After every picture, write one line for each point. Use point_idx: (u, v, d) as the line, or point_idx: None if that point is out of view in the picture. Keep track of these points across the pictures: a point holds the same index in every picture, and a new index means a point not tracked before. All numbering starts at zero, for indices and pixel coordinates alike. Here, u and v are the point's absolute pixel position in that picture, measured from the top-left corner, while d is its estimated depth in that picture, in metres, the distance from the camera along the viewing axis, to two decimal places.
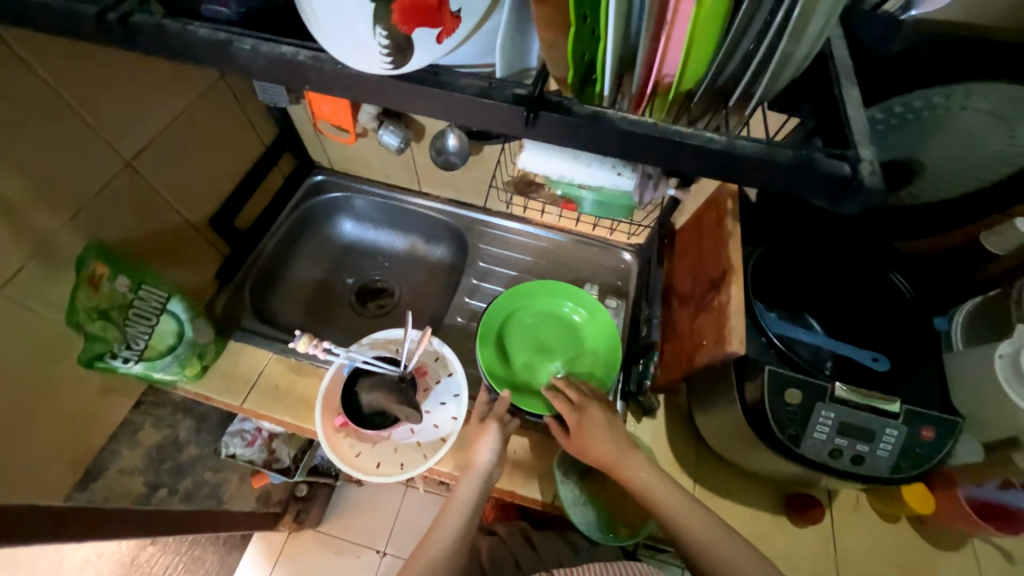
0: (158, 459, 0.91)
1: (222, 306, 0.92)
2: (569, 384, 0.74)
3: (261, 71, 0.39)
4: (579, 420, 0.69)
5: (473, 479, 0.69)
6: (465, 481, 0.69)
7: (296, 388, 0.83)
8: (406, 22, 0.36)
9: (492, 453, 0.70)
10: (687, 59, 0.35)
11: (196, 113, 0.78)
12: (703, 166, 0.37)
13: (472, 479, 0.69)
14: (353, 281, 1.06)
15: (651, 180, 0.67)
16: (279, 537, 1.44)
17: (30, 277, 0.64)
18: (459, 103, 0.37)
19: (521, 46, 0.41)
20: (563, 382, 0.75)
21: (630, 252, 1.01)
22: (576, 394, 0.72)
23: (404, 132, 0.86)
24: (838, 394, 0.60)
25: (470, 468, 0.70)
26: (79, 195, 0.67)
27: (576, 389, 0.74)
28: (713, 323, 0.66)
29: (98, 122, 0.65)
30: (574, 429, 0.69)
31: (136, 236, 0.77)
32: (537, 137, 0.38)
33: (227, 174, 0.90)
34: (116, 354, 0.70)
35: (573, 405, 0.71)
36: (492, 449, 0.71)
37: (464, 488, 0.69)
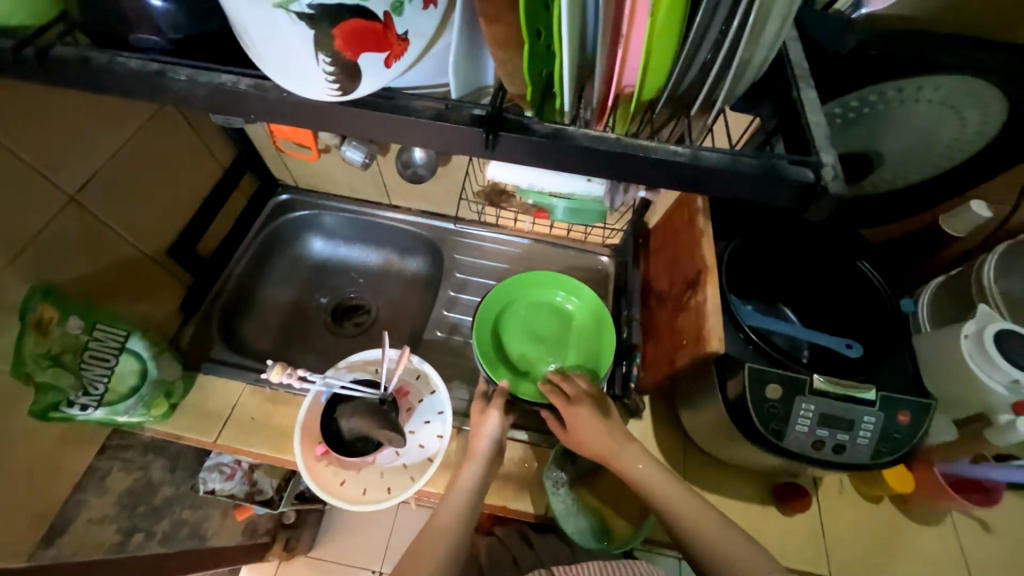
0: (132, 502, 0.86)
1: (189, 338, 0.88)
2: (567, 377, 0.74)
3: (201, 102, 0.37)
4: (577, 408, 0.69)
5: (475, 467, 0.68)
6: (467, 468, 0.68)
7: (272, 419, 0.80)
8: (351, 47, 0.33)
9: (495, 440, 0.70)
10: (647, 68, 0.34)
11: (144, 139, 0.74)
12: (669, 178, 0.37)
13: (474, 466, 0.68)
14: (327, 300, 1.03)
15: (620, 184, 0.66)
16: (269, 567, 1.41)
17: None
18: (415, 127, 0.36)
19: (474, 66, 0.39)
20: (560, 376, 0.74)
21: (606, 254, 1.01)
22: (574, 387, 0.71)
23: (367, 147, 0.83)
24: (817, 385, 0.61)
25: (472, 456, 0.69)
26: (19, 237, 0.62)
27: (573, 382, 0.73)
28: (692, 322, 0.67)
29: (33, 156, 0.61)
30: (574, 417, 0.68)
31: (88, 274, 0.72)
32: (499, 158, 0.37)
33: (183, 200, 0.86)
34: (73, 402, 0.66)
35: (570, 398, 0.70)
36: (494, 437, 0.70)
37: (467, 475, 0.68)
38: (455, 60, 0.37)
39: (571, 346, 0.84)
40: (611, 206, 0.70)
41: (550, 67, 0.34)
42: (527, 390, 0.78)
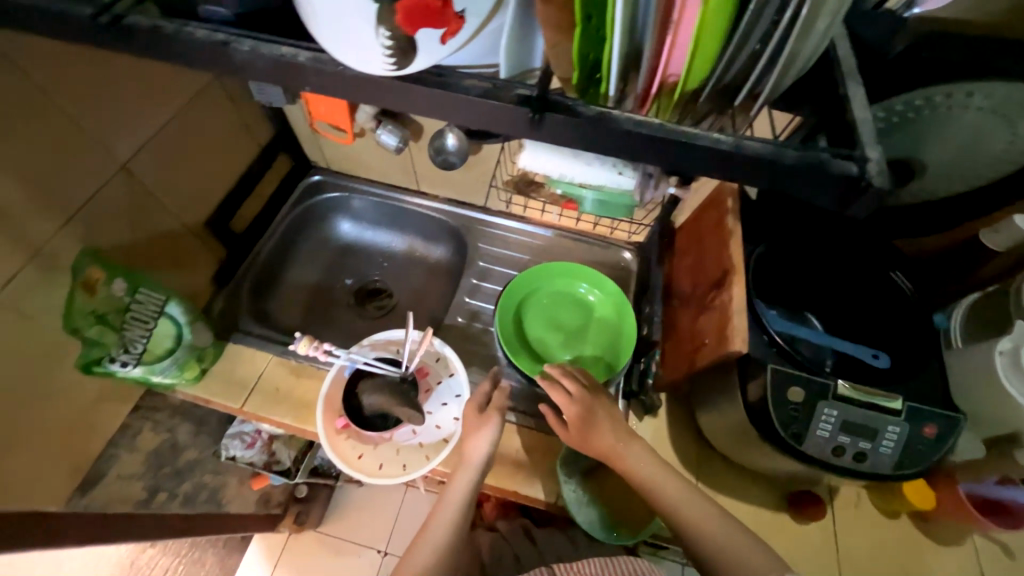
0: (157, 463, 0.90)
1: (220, 310, 0.92)
2: (566, 373, 0.71)
3: (260, 72, 0.38)
4: (578, 410, 0.67)
5: (466, 474, 0.69)
6: (460, 476, 0.69)
7: (295, 392, 0.83)
8: (410, 22, 0.33)
9: (486, 451, 0.69)
10: (695, 56, 0.35)
11: (190, 114, 0.77)
12: (710, 165, 0.37)
13: (466, 473, 0.69)
14: (351, 282, 1.06)
15: (651, 180, 0.69)
16: (280, 538, 1.46)
17: (28, 282, 0.61)
18: (462, 101, 0.37)
19: (525, 46, 0.39)
20: (559, 370, 0.71)
21: (629, 251, 1.01)
22: (575, 385, 0.68)
23: (401, 132, 0.85)
24: (840, 391, 0.60)
25: (464, 463, 0.69)
26: (73, 201, 0.65)
27: (573, 379, 0.70)
28: (716, 322, 0.68)
29: (91, 125, 0.63)
30: (577, 417, 0.67)
31: (132, 242, 0.75)
32: (543, 138, 0.37)
33: (222, 175, 0.88)
34: (114, 358, 0.70)
35: (572, 397, 0.68)
36: (486, 446, 0.69)
37: (459, 483, 0.68)
38: (506, 40, 0.38)
39: (590, 338, 0.85)
40: (640, 200, 0.72)
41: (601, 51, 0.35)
42: None
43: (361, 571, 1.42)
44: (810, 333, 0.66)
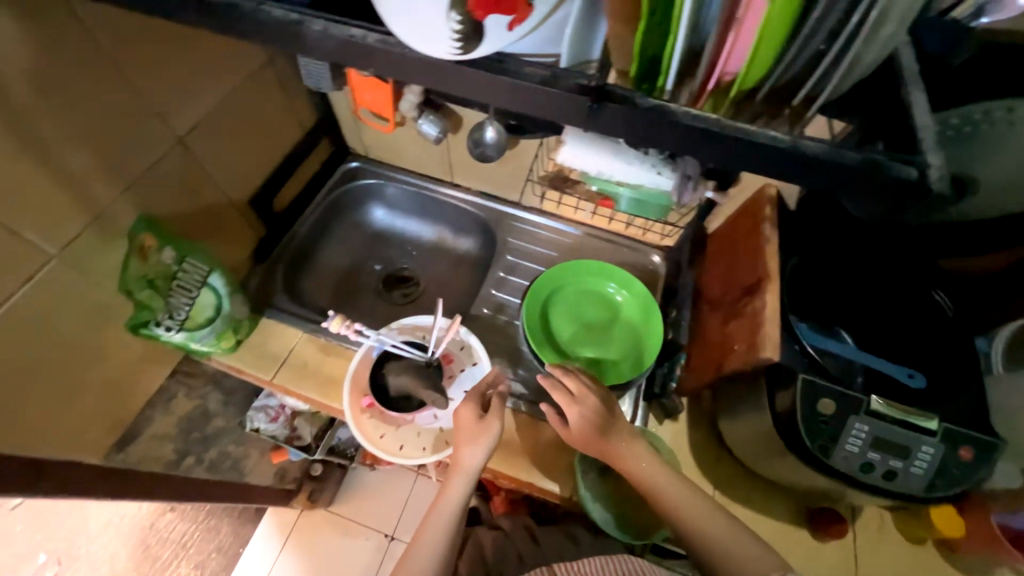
0: (187, 428, 0.93)
1: (255, 285, 0.95)
2: (569, 373, 0.71)
3: (329, 52, 0.40)
4: (580, 412, 0.67)
5: (462, 480, 0.69)
6: (455, 480, 0.70)
7: (322, 368, 0.85)
8: (481, 7, 0.34)
9: (480, 458, 0.69)
10: (758, 51, 0.34)
11: (244, 94, 0.80)
12: (767, 164, 0.37)
13: (461, 479, 0.70)
14: (380, 268, 1.08)
15: (690, 181, 0.70)
16: (291, 514, 1.49)
17: (87, 243, 0.64)
18: (522, 88, 0.38)
19: (588, 35, 0.39)
20: (562, 370, 0.71)
21: (659, 254, 1.00)
22: (578, 386, 0.69)
23: (443, 122, 0.87)
24: (873, 407, 0.59)
25: (459, 468, 0.70)
26: (134, 170, 0.68)
27: (577, 379, 0.70)
28: (746, 328, 0.67)
29: (155, 98, 0.66)
30: (579, 419, 0.67)
31: (181, 212, 0.78)
32: (598, 128, 0.38)
33: (267, 155, 0.92)
34: (159, 322, 0.72)
35: (574, 398, 0.68)
36: (482, 452, 0.69)
37: (455, 488, 0.70)
38: (573, 27, 0.38)
39: (615, 336, 0.85)
40: (677, 201, 0.72)
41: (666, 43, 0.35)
42: None
43: (368, 553, 1.44)
44: (843, 348, 0.64)
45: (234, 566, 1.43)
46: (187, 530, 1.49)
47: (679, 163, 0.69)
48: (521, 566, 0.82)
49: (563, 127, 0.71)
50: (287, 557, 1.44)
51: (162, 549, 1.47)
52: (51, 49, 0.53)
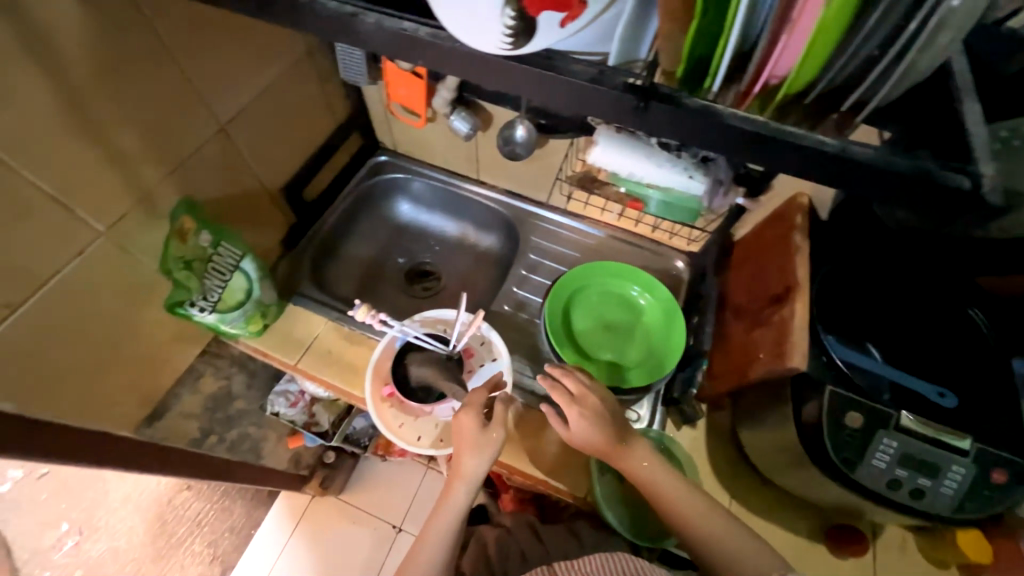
0: (211, 407, 0.95)
1: (283, 272, 0.97)
2: (568, 373, 0.70)
3: (381, 45, 0.41)
4: (580, 413, 0.67)
5: (464, 487, 0.69)
6: (458, 488, 0.70)
7: (345, 356, 0.87)
8: (535, 4, 0.35)
9: (484, 468, 0.69)
10: (808, 55, 0.34)
11: (283, 85, 0.82)
12: (812, 167, 0.37)
13: (463, 486, 0.69)
14: (403, 262, 1.10)
15: (722, 186, 0.71)
16: (302, 500, 1.51)
17: (132, 223, 0.67)
18: (570, 85, 0.38)
19: (638, 34, 0.39)
20: (561, 370, 0.70)
21: (683, 259, 1.00)
22: (577, 386, 0.68)
23: (474, 119, 0.89)
24: (903, 423, 0.58)
25: (461, 477, 0.69)
26: (179, 154, 0.70)
27: (577, 379, 0.69)
28: (772, 336, 0.67)
29: (202, 85, 0.68)
30: (580, 422, 0.67)
31: (219, 197, 0.80)
32: (642, 127, 0.39)
33: (302, 146, 0.94)
34: (194, 303, 0.74)
35: (573, 398, 0.67)
36: (485, 462, 0.68)
37: (457, 494, 0.70)
38: (623, 25, 0.38)
39: (636, 339, 0.85)
40: (707, 206, 0.72)
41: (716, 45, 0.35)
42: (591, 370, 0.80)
43: (376, 543, 1.46)
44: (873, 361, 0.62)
45: (246, 546, 1.46)
46: (202, 508, 1.53)
47: (710, 168, 0.69)
48: (524, 565, 0.80)
49: (595, 128, 0.72)
50: (296, 542, 1.46)
51: (178, 526, 1.51)
52: (114, 35, 0.56)
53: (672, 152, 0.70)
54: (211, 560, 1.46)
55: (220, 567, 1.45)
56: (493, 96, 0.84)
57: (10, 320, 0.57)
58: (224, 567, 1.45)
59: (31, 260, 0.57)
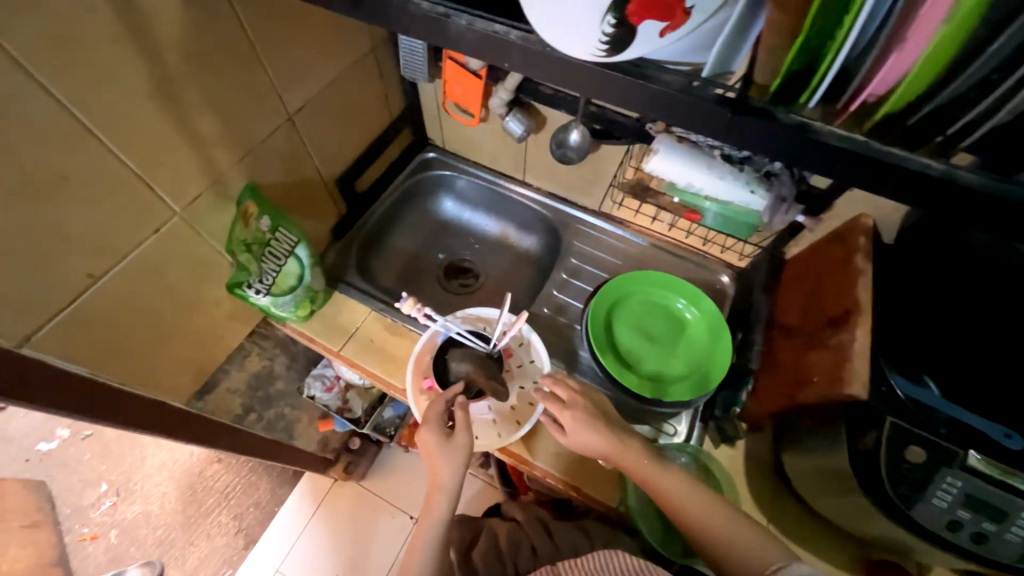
0: (254, 386, 0.99)
1: (331, 260, 1.00)
2: (557, 380, 0.76)
3: (469, 46, 0.42)
4: (572, 415, 0.71)
5: (443, 498, 0.71)
6: (438, 499, 0.72)
7: (387, 346, 0.89)
8: (637, 12, 0.35)
9: (456, 474, 0.70)
10: (912, 76, 0.33)
11: (347, 79, 0.85)
12: (911, 188, 0.37)
13: (443, 499, 0.71)
14: (443, 257, 1.11)
15: (784, 204, 0.68)
16: (324, 483, 1.54)
17: (205, 205, 0.70)
18: (660, 94, 0.39)
19: (735, 47, 0.39)
20: (551, 378, 0.76)
21: (728, 274, 0.97)
22: (567, 392, 0.73)
23: (529, 122, 0.89)
24: (971, 463, 0.54)
25: (438, 487, 0.71)
26: (250, 141, 0.73)
27: (565, 386, 0.75)
28: (829, 360, 0.65)
29: (276, 75, 0.71)
30: (573, 423, 0.71)
31: (280, 184, 0.83)
32: (729, 138, 0.39)
33: (358, 138, 0.96)
34: (251, 285, 0.77)
35: (565, 402, 0.73)
36: (457, 468, 0.70)
37: (438, 506, 0.72)
38: (724, 38, 0.37)
39: (679, 353, 0.84)
40: (767, 222, 0.70)
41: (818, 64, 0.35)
42: (632, 381, 0.79)
43: (392, 532, 1.47)
44: (938, 396, 0.58)
45: (269, 522, 1.50)
46: (231, 481, 1.59)
47: (773, 184, 0.68)
48: (535, 563, 0.80)
49: (656, 136, 0.71)
50: (316, 524, 1.49)
51: (207, 496, 1.57)
52: (204, 24, 0.59)
53: (734, 166, 0.69)
54: (236, 532, 1.51)
55: (244, 540, 1.50)
56: (550, 99, 0.83)
57: (92, 289, 0.60)
58: (247, 540, 1.50)
59: (115, 234, 0.60)
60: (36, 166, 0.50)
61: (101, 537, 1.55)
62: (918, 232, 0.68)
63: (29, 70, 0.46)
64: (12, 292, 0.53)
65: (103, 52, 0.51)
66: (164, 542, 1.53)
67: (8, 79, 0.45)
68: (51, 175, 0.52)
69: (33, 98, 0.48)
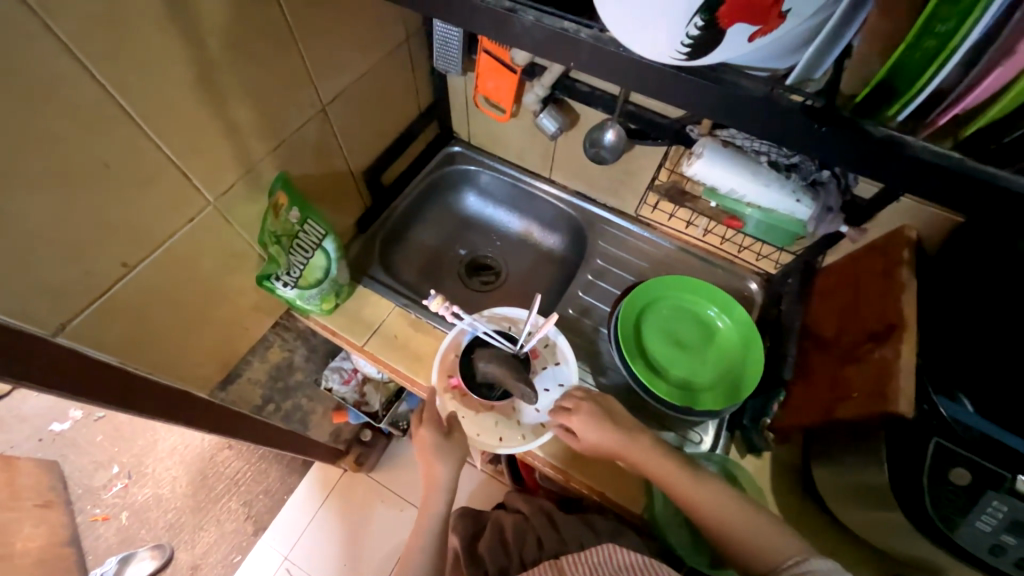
0: (275, 377, 0.97)
1: (355, 253, 0.98)
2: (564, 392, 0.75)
3: (535, 42, 0.44)
4: (579, 420, 0.71)
5: (441, 492, 0.78)
6: (435, 494, 0.78)
7: (412, 343, 0.88)
8: (730, 15, 0.34)
9: (453, 470, 0.77)
10: (1016, 89, 0.32)
11: (380, 69, 0.83)
12: (1015, 207, 0.36)
13: (439, 494, 0.78)
14: (464, 253, 1.10)
15: (830, 215, 0.66)
16: (334, 473, 1.54)
17: (237, 194, 0.69)
18: (737, 100, 0.40)
19: (823, 55, 0.38)
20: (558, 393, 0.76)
21: (757, 281, 0.95)
22: (571, 401, 0.73)
23: (562, 119, 0.87)
24: (1020, 487, 0.51)
25: (435, 483, 0.77)
26: (284, 131, 0.72)
27: (569, 395, 0.75)
28: (870, 377, 0.63)
29: (312, 65, 0.70)
30: (580, 427, 0.71)
31: (310, 175, 0.82)
32: (811, 146, 0.41)
33: (387, 130, 0.95)
34: (279, 277, 0.76)
35: (569, 411, 0.73)
36: (454, 464, 0.77)
37: (435, 501, 0.78)
38: (816, 45, 0.37)
39: (709, 361, 0.83)
40: (811, 232, 0.69)
41: (917, 76, 0.35)
42: (662, 388, 0.79)
43: (400, 524, 1.47)
44: (972, 412, 0.55)
45: (278, 510, 1.51)
46: (241, 468, 1.59)
47: (820, 193, 0.67)
48: (540, 553, 0.79)
49: (699, 140, 0.69)
50: (325, 513, 1.49)
51: (217, 482, 1.58)
52: (247, 10, 0.57)
53: (780, 173, 0.67)
54: (245, 519, 1.52)
55: (253, 527, 1.50)
56: (586, 97, 0.81)
57: (127, 277, 0.59)
58: (256, 527, 1.50)
59: (150, 222, 0.59)
60: (77, 152, 0.49)
61: (113, 518, 1.57)
62: (956, 241, 0.67)
63: (75, 54, 0.45)
64: (48, 279, 0.52)
65: (148, 37, 0.50)
66: (174, 526, 1.54)
67: (54, 62, 0.44)
68: (93, 161, 0.51)
69: (78, 81, 0.46)
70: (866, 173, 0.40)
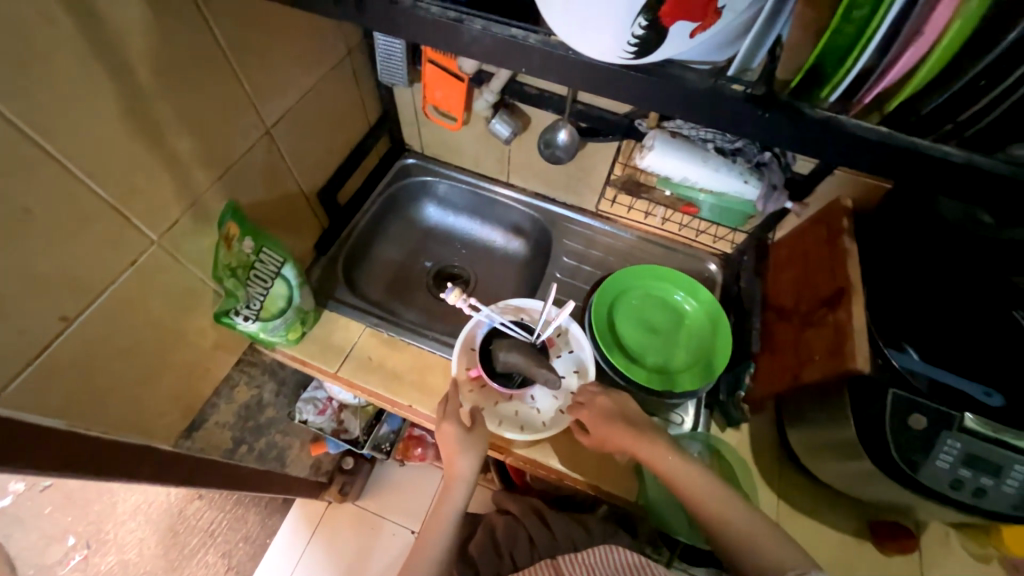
0: (245, 417, 0.92)
1: (317, 278, 0.95)
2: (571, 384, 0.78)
3: (484, 50, 0.44)
4: (590, 414, 0.74)
5: (462, 486, 0.73)
6: (455, 488, 0.73)
7: (388, 363, 0.86)
8: (671, 14, 0.35)
9: (476, 463, 0.73)
10: (933, 59, 0.36)
11: (324, 85, 0.81)
12: (936, 172, 0.40)
13: (461, 488, 0.73)
14: (431, 265, 1.08)
15: (774, 192, 0.71)
16: (319, 506, 1.47)
17: (183, 229, 0.65)
18: (685, 92, 0.42)
19: (758, 45, 0.40)
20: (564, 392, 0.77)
21: (715, 262, 1.00)
22: (585, 394, 0.76)
23: (515, 123, 0.88)
24: (968, 424, 0.57)
25: (456, 477, 0.73)
26: (228, 157, 0.68)
27: None
28: (827, 338, 0.66)
29: (252, 87, 0.67)
30: None
31: (260, 201, 0.78)
32: (751, 127, 0.43)
33: (338, 147, 0.92)
34: (239, 312, 0.72)
35: (581, 403, 0.76)
36: (475, 457, 0.73)
37: (457, 495, 0.73)
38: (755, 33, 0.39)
39: (681, 342, 0.86)
40: (761, 210, 0.73)
41: (840, 61, 0.39)
42: (638, 374, 0.81)
43: (394, 549, 1.43)
44: (917, 359, 0.61)
45: (262, 555, 1.43)
46: (215, 517, 1.49)
47: (765, 173, 0.71)
48: (532, 551, 0.79)
49: (650, 132, 0.72)
50: (313, 550, 1.42)
51: (190, 536, 1.48)
52: (174, 34, 0.54)
53: (725, 157, 0.72)
54: (226, 571, 1.43)
55: None
56: (535, 99, 0.83)
57: (67, 332, 0.54)
58: None
59: (89, 268, 0.54)
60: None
61: None
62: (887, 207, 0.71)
63: None
64: None
65: (67, 70, 0.46)
66: None
67: None
68: (13, 210, 0.46)
69: None
70: (803, 151, 0.43)
